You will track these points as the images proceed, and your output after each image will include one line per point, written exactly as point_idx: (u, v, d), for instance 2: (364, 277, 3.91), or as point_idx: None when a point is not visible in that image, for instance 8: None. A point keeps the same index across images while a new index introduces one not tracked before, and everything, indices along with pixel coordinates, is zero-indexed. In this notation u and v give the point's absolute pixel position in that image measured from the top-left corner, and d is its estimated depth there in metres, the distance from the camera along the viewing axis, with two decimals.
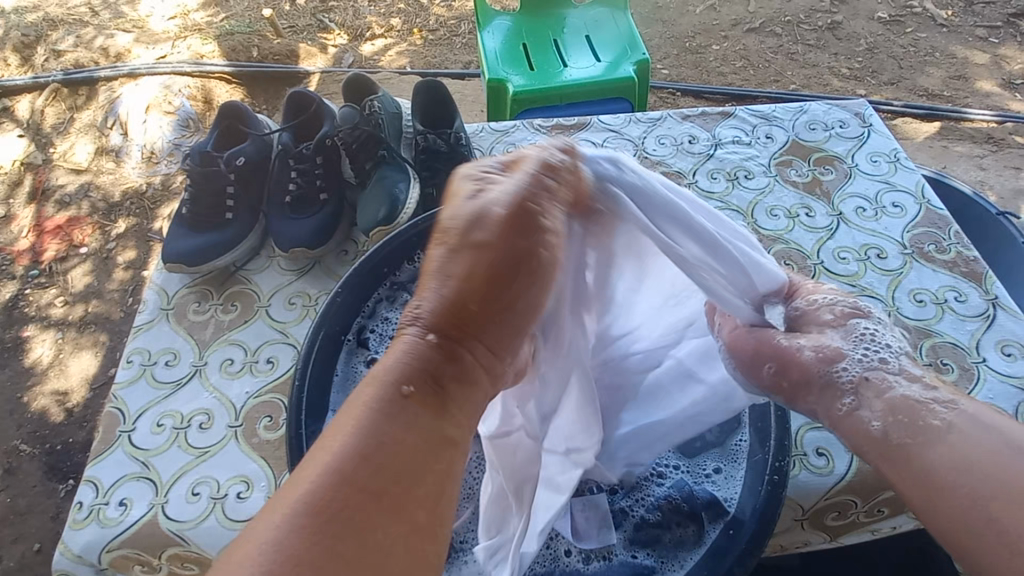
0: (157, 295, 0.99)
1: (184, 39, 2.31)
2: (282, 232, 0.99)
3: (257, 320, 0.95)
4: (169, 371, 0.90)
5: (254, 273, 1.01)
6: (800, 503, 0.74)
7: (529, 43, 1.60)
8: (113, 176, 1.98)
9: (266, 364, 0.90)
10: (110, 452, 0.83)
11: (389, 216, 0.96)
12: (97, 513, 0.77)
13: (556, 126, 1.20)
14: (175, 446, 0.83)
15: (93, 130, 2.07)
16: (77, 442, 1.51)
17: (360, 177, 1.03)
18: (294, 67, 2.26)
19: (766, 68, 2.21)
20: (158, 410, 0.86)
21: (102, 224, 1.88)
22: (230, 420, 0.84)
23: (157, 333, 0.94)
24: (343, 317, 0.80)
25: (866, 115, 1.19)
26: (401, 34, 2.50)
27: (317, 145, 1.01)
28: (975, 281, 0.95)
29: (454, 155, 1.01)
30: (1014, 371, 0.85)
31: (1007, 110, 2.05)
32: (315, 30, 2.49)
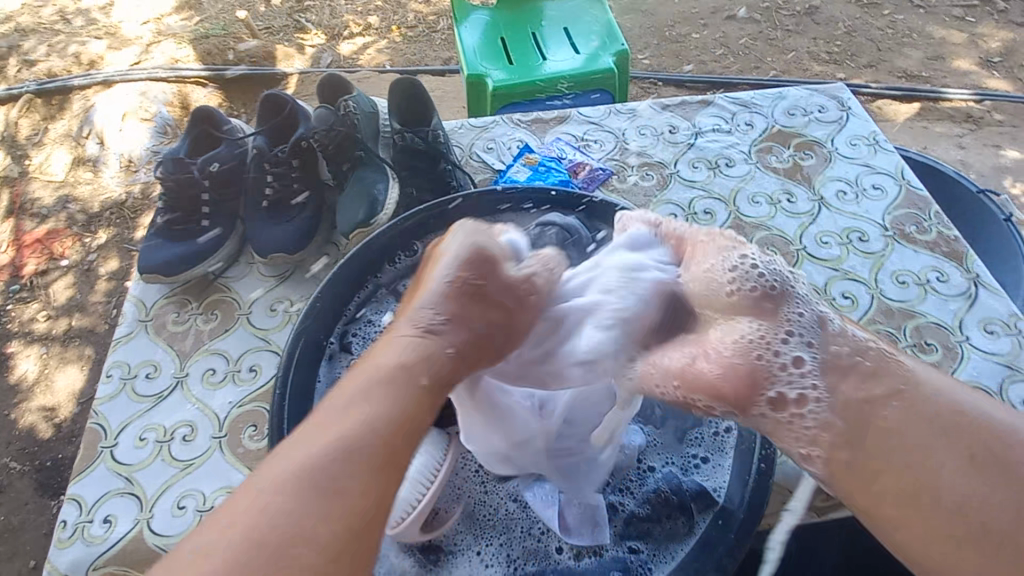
0: (135, 306, 0.97)
1: (158, 44, 2.27)
2: (261, 238, 0.98)
3: (239, 327, 0.93)
4: (150, 384, 0.88)
5: (234, 281, 0.99)
6: (789, 488, 0.75)
7: (507, 37, 1.59)
8: (92, 186, 1.94)
9: (249, 373, 0.88)
10: (92, 469, 0.81)
11: (368, 217, 0.95)
12: (81, 531, 0.76)
13: (536, 120, 1.19)
14: (158, 459, 0.81)
15: (69, 140, 2.03)
16: (66, 458, 1.48)
17: (338, 179, 1.02)
18: (272, 69, 2.23)
19: (747, 55, 2.21)
20: (140, 423, 0.85)
21: (81, 236, 1.84)
22: (214, 431, 0.83)
23: (136, 345, 0.93)
24: (324, 322, 0.79)
25: (845, 99, 1.19)
26: (379, 32, 2.47)
27: (292, 148, 0.99)
28: (956, 261, 0.95)
29: (433, 153, 0.99)
30: (997, 348, 0.85)
31: (984, 89, 2.07)
32: (291, 31, 2.45)
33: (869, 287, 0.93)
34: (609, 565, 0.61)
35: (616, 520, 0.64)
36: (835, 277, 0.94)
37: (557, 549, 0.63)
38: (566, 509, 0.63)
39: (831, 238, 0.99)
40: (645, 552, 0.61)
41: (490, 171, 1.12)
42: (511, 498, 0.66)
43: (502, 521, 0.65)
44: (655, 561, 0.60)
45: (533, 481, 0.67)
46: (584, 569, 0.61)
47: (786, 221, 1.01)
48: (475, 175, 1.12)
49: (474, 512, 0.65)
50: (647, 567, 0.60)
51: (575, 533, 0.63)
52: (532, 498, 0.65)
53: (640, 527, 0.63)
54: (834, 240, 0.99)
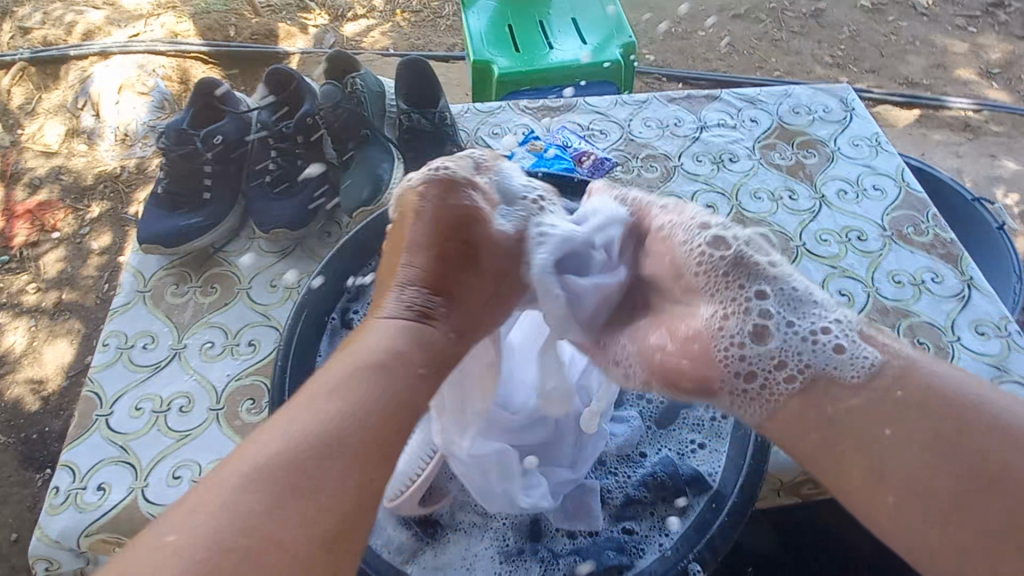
0: (133, 277, 0.97)
1: (157, 16, 2.23)
2: (262, 213, 0.97)
3: (238, 302, 0.93)
4: (147, 355, 0.88)
5: (235, 255, 0.99)
6: (780, 477, 0.76)
7: (514, 24, 1.58)
8: (86, 158, 1.92)
9: (247, 347, 0.88)
10: (87, 437, 0.81)
11: (372, 198, 0.95)
12: (74, 497, 0.76)
13: (542, 108, 1.19)
14: (154, 429, 0.81)
15: (64, 111, 1.99)
16: (53, 432, 1.47)
17: (343, 156, 1.01)
18: (273, 47, 2.20)
19: (751, 55, 2.21)
20: (136, 393, 0.84)
21: (74, 208, 1.82)
22: (211, 403, 0.83)
23: (134, 315, 0.92)
24: (327, 298, 0.79)
25: (849, 100, 1.20)
26: (383, 14, 2.45)
27: (297, 124, 0.99)
28: (951, 263, 0.97)
29: (438, 135, 0.99)
30: (987, 349, 0.87)
31: (983, 99, 2.09)
32: (294, 10, 2.42)
33: (865, 285, 0.94)
34: (603, 545, 0.62)
35: (611, 503, 0.65)
36: (832, 274, 0.96)
37: (552, 530, 0.64)
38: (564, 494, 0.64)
39: (830, 236, 1.00)
40: (638, 531, 0.63)
41: None
42: None
43: None
44: (648, 540, 0.62)
45: None
46: (579, 548, 0.62)
47: (787, 218, 1.02)
48: None
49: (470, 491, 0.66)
50: (640, 546, 0.61)
51: (572, 516, 0.64)
52: None
53: (635, 507, 0.64)
54: (833, 238, 1.00)
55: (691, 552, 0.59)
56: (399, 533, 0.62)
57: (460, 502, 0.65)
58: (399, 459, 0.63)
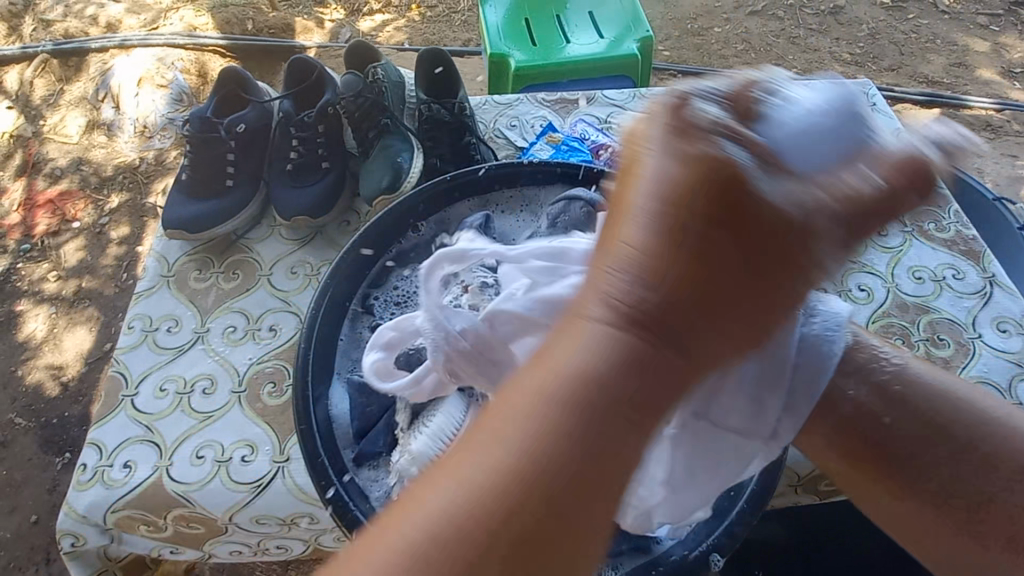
0: (157, 262, 0.98)
1: (176, 10, 2.26)
2: (283, 200, 0.99)
3: (259, 288, 0.95)
4: (171, 337, 0.90)
5: (256, 242, 1.00)
6: (795, 470, 0.76)
7: (532, 18, 1.58)
8: (106, 150, 1.95)
9: (268, 331, 0.90)
10: (113, 416, 0.83)
11: (392, 185, 0.96)
12: (101, 474, 0.78)
13: (560, 101, 1.20)
14: (178, 410, 0.83)
15: (84, 103, 2.03)
16: (72, 416, 1.50)
17: (363, 146, 1.02)
18: (289, 41, 2.23)
19: (767, 52, 2.20)
20: (160, 374, 0.86)
21: (95, 198, 1.85)
22: (233, 385, 0.85)
23: (158, 299, 0.94)
24: (349, 284, 0.80)
25: (870, 95, 1.19)
26: (399, 9, 2.46)
27: (318, 113, 1.00)
28: (972, 260, 0.96)
29: (458, 126, 1.00)
30: (1009, 346, 0.86)
31: (1005, 98, 2.06)
32: (311, 4, 2.44)
33: (885, 280, 0.94)
34: (620, 529, 0.63)
35: None
36: (851, 268, 0.95)
37: None
38: None
39: None
40: None
41: (512, 148, 1.13)
42: None
43: None
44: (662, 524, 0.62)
45: None
46: None
47: None
48: (498, 151, 1.12)
49: None
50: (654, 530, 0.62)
51: None
52: None
53: None
54: None
55: (707, 539, 0.60)
56: None
57: None
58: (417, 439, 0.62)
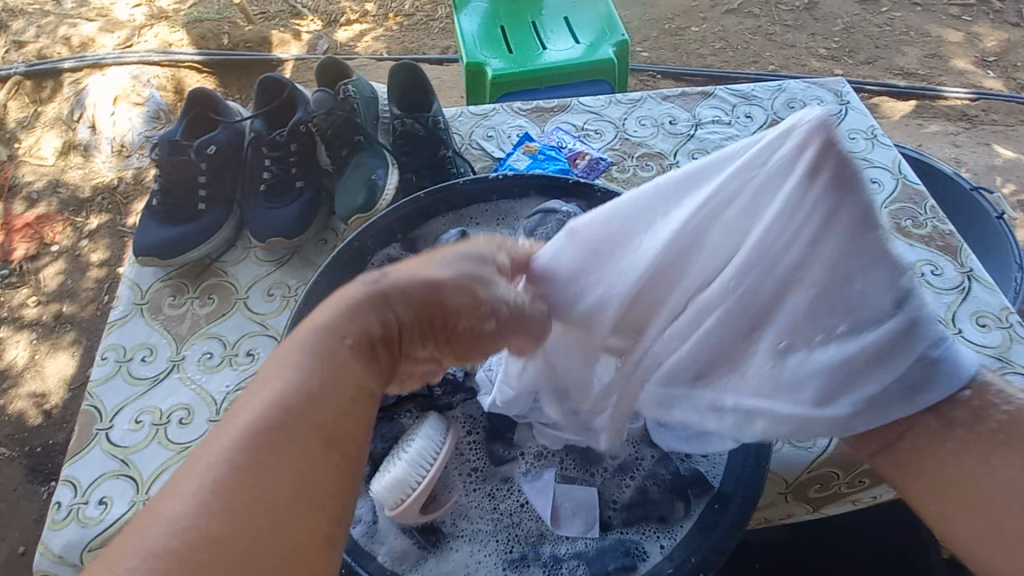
0: (130, 289, 0.96)
1: (150, 27, 2.25)
2: (257, 222, 0.97)
3: (236, 312, 0.93)
4: (146, 367, 0.88)
5: (231, 265, 0.98)
6: (783, 477, 0.76)
7: (507, 25, 1.58)
8: (83, 171, 1.92)
9: (246, 357, 0.88)
10: (87, 451, 0.81)
11: (367, 203, 0.95)
12: (77, 512, 0.76)
13: (535, 109, 1.19)
14: (154, 442, 0.81)
15: (60, 124, 1.99)
16: (58, 444, 1.47)
17: (337, 164, 1.01)
18: (266, 54, 2.21)
19: (744, 50, 2.21)
20: (136, 406, 0.84)
21: (73, 220, 1.82)
22: (211, 414, 0.83)
23: (132, 328, 0.92)
24: (323, 306, 0.78)
25: (844, 93, 1.19)
26: (376, 18, 2.45)
27: (291, 132, 0.99)
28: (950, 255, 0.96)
29: (433, 140, 0.99)
30: (988, 340, 0.87)
31: (980, 87, 2.09)
32: (287, 17, 2.43)
33: None
34: (608, 549, 0.61)
35: (611, 511, 0.64)
36: None
37: (553, 539, 0.63)
38: (561, 498, 0.64)
39: None
40: (639, 533, 0.62)
41: (489, 159, 1.12)
42: (509, 485, 0.66)
43: (499, 508, 0.65)
44: (649, 543, 0.61)
45: (530, 470, 0.67)
46: (578, 556, 0.61)
47: None
48: (475, 163, 1.12)
49: (472, 502, 0.65)
50: (641, 547, 0.61)
51: (568, 524, 0.63)
52: (528, 490, 0.66)
53: (636, 511, 0.63)
54: None
55: (692, 555, 0.59)
56: (401, 541, 0.62)
57: (462, 511, 0.64)
58: (397, 466, 0.61)
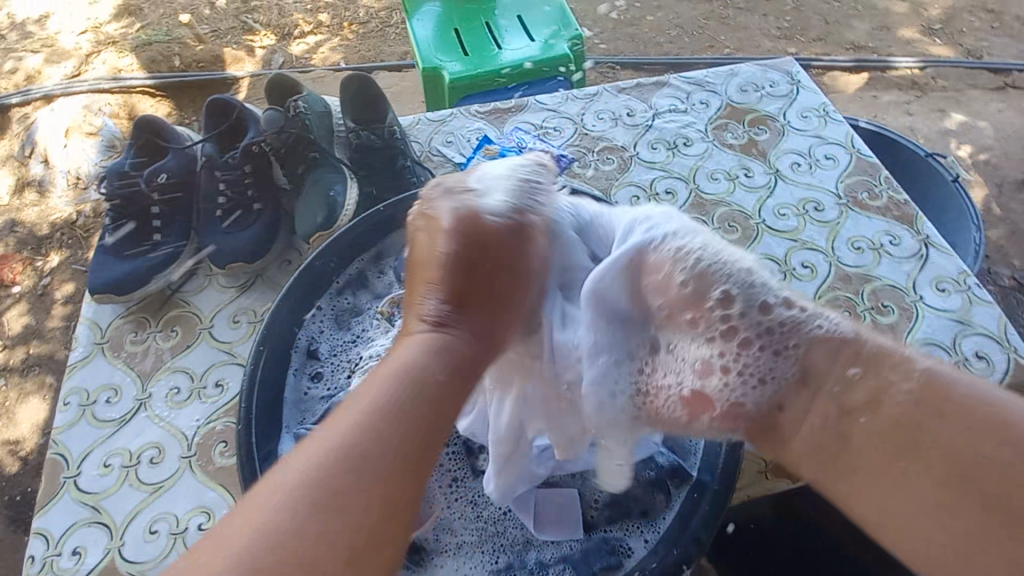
0: (89, 329, 0.93)
1: (98, 54, 2.19)
2: (216, 249, 0.95)
3: (201, 343, 0.91)
4: (111, 408, 0.85)
5: (192, 295, 0.95)
6: (761, 455, 0.79)
7: (460, 28, 1.56)
8: (40, 207, 1.85)
9: (214, 389, 0.86)
10: (56, 500, 0.78)
11: (327, 221, 0.93)
12: (50, 565, 0.73)
13: (493, 111, 1.19)
14: (126, 484, 0.79)
15: (11, 161, 1.92)
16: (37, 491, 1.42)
17: (294, 183, 0.99)
18: (221, 73, 2.16)
19: (700, 35, 2.23)
20: (104, 449, 0.82)
21: (32, 259, 1.76)
22: (183, 450, 0.81)
23: (94, 369, 0.89)
24: (286, 330, 0.76)
25: (794, 73, 1.21)
26: (331, 29, 2.41)
27: (244, 153, 0.96)
28: (907, 224, 0.98)
29: (390, 150, 0.98)
30: (949, 305, 0.89)
31: (928, 55, 2.14)
32: (239, 33, 2.37)
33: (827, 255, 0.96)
34: (592, 548, 0.61)
35: (593, 511, 0.64)
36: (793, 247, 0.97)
37: (538, 543, 0.63)
38: (542, 504, 0.64)
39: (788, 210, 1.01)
40: (621, 531, 0.62)
41: (451, 164, 1.11)
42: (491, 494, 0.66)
43: (482, 518, 0.65)
44: (632, 539, 0.61)
45: None
46: (562, 559, 0.61)
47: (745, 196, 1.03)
48: (436, 170, 1.11)
49: (455, 514, 0.65)
50: (624, 544, 0.61)
51: (551, 528, 0.63)
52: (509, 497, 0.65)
53: (618, 508, 0.64)
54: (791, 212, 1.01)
55: (675, 547, 0.59)
56: None
57: (446, 525, 0.64)
58: None
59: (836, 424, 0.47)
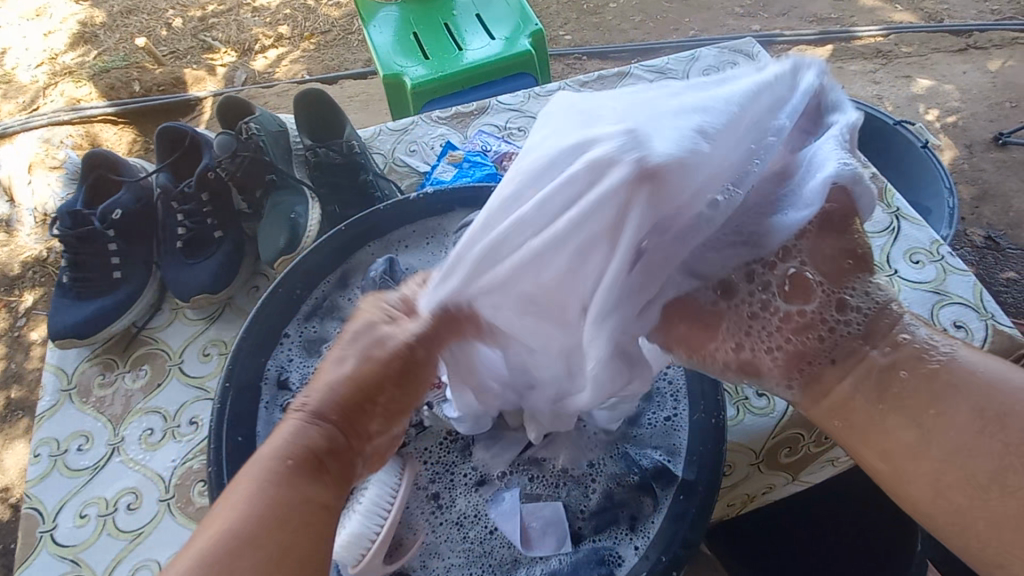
0: (55, 376, 0.90)
1: (55, 85, 2.13)
2: (179, 282, 0.92)
3: (172, 379, 0.88)
4: (83, 456, 0.82)
5: (160, 331, 0.93)
6: (750, 447, 0.76)
7: (419, 31, 1.54)
8: (8, 247, 1.79)
9: (189, 426, 0.84)
10: (34, 557, 0.76)
11: (291, 243, 0.91)
12: None
13: (455, 115, 1.16)
14: (104, 534, 0.76)
15: None
16: None
17: (253, 207, 0.97)
18: (183, 95, 2.12)
19: (664, 19, 2.22)
20: (79, 500, 0.79)
21: (5, 301, 1.71)
22: (160, 493, 0.78)
23: (63, 417, 0.86)
24: (252, 363, 0.74)
25: (755, 53, 1.20)
26: (292, 40, 2.37)
27: (198, 181, 0.93)
28: (877, 197, 0.98)
29: (350, 165, 0.95)
30: (924, 276, 0.89)
31: (891, 22, 2.14)
32: (198, 52, 2.32)
33: None
34: (583, 560, 0.60)
35: (581, 521, 0.63)
36: None
37: (527, 560, 0.61)
38: (529, 520, 0.63)
39: None
40: (612, 539, 0.61)
41: (416, 174, 1.09)
42: (476, 514, 0.64)
43: (468, 539, 0.63)
44: (623, 547, 0.60)
45: (495, 494, 0.65)
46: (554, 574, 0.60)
47: None
48: (401, 181, 1.09)
49: (440, 538, 0.63)
50: (615, 553, 0.60)
51: (540, 544, 0.62)
52: (494, 515, 0.64)
53: (606, 516, 0.63)
54: None
55: (664, 554, 0.59)
56: None
57: (431, 550, 0.62)
58: (350, 520, 0.58)
59: (859, 392, 0.50)
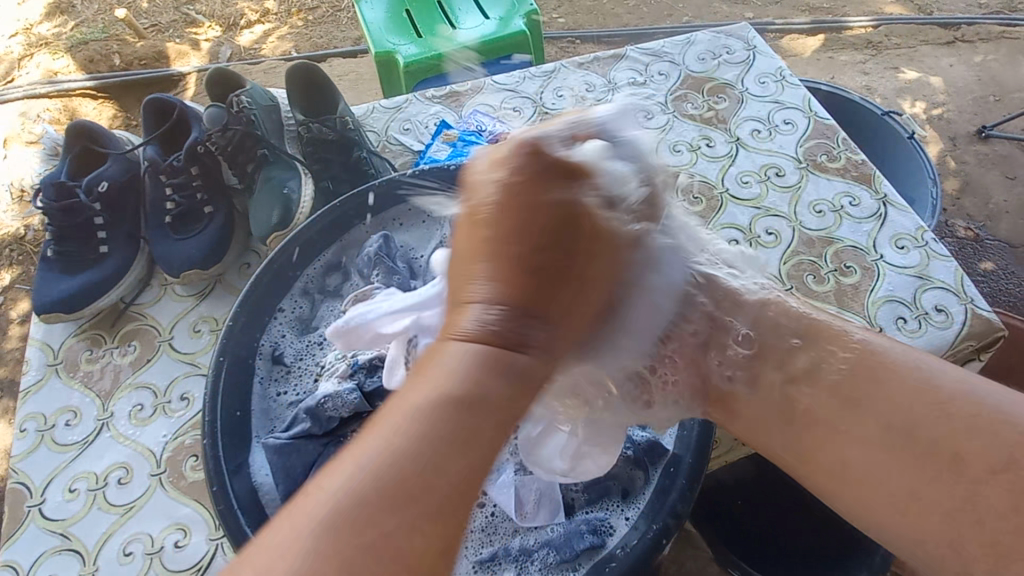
0: (41, 351, 0.89)
1: (31, 57, 2.05)
2: (168, 257, 0.91)
3: (161, 355, 0.87)
4: (71, 431, 0.82)
5: (148, 306, 0.92)
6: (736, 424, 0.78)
7: (412, 8, 1.51)
8: None
9: (180, 402, 0.83)
10: (22, 532, 0.75)
11: (283, 219, 0.90)
12: None
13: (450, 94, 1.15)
14: (94, 509, 0.76)
15: None
16: None
17: (245, 182, 0.96)
18: (166, 70, 2.06)
19: (658, 5, 2.20)
20: (68, 474, 0.78)
21: None
22: (152, 468, 0.78)
23: (49, 392, 0.85)
24: (246, 338, 0.74)
25: (750, 39, 1.20)
26: (279, 17, 2.31)
27: (188, 154, 0.91)
28: (866, 184, 0.99)
29: (344, 141, 0.94)
30: (909, 262, 0.91)
31: (880, 14, 2.15)
32: (182, 26, 2.25)
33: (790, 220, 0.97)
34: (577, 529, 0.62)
35: (574, 494, 0.65)
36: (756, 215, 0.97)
37: (523, 531, 0.63)
38: (523, 492, 0.65)
39: (750, 177, 1.01)
40: (603, 510, 0.63)
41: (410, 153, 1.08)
42: None
43: None
44: (613, 517, 0.62)
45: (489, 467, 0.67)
46: (546, 544, 0.61)
47: (707, 166, 1.03)
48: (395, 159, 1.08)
49: None
50: (606, 522, 0.62)
51: (533, 516, 0.64)
52: (492, 491, 0.65)
53: (598, 488, 0.65)
54: (753, 179, 1.01)
55: (653, 522, 0.60)
56: None
57: None
58: None
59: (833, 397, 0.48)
